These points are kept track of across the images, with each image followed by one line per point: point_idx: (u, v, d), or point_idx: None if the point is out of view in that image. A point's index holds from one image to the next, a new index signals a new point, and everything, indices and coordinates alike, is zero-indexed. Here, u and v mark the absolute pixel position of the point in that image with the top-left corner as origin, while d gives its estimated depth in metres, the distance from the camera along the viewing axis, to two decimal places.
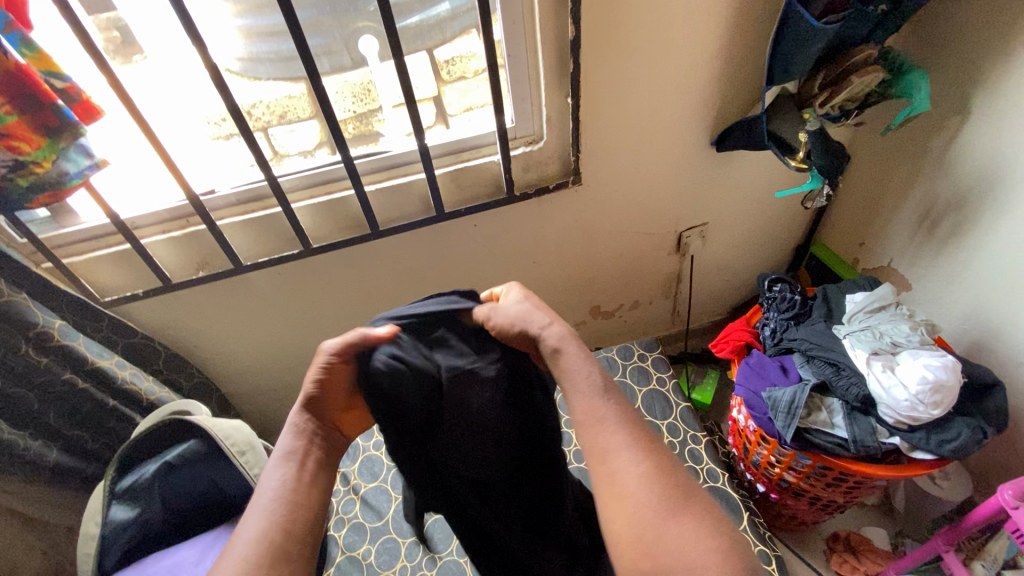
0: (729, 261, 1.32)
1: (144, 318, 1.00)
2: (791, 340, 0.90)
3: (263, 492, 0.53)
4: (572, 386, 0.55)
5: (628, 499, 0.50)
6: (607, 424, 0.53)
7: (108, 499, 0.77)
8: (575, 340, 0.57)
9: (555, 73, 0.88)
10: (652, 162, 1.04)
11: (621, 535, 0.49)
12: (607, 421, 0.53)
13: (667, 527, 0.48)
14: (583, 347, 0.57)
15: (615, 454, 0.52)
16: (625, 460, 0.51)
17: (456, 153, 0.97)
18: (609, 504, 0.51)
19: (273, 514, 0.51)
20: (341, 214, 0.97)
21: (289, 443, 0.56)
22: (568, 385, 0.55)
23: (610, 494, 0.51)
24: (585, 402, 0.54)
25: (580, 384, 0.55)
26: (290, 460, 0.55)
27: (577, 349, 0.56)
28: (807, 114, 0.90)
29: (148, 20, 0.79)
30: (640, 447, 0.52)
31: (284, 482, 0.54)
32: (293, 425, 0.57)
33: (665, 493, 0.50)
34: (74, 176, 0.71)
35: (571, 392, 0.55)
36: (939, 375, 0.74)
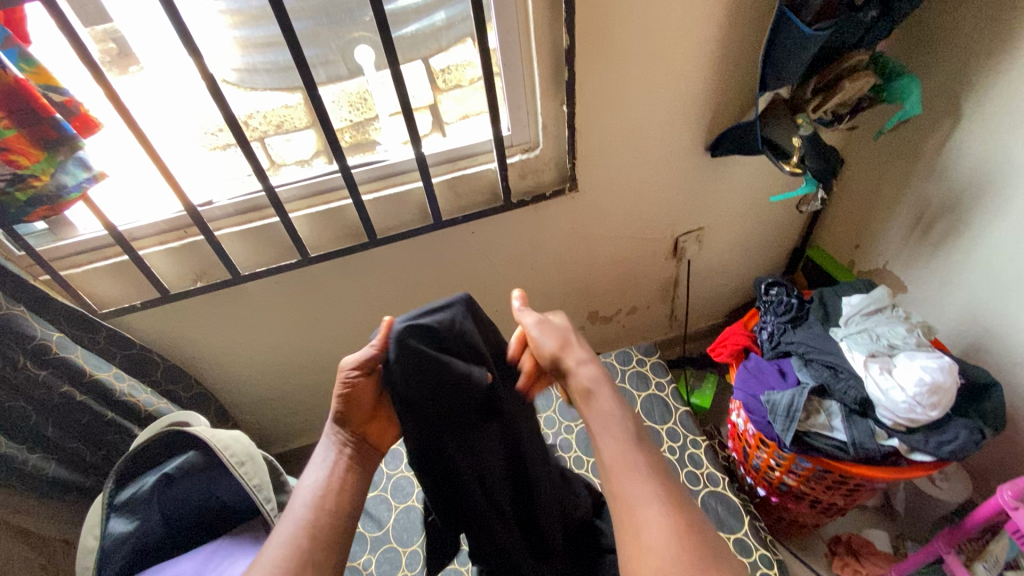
0: (726, 265, 1.32)
1: (142, 329, 1.00)
2: (788, 343, 0.91)
3: (303, 495, 0.60)
4: (601, 429, 0.58)
5: (654, 551, 0.49)
6: (632, 474, 0.54)
7: (107, 512, 0.77)
8: (608, 383, 0.60)
9: (550, 81, 0.89)
10: (648, 167, 1.05)
11: None
12: (633, 470, 0.55)
13: None
14: (616, 391, 0.60)
15: (641, 505, 0.52)
16: (649, 508, 0.52)
17: (453, 161, 0.98)
18: (633, 555, 0.51)
19: (304, 522, 0.57)
20: (339, 223, 0.98)
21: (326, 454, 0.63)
22: (597, 426, 0.58)
23: (634, 545, 0.51)
24: (612, 447, 0.56)
25: (610, 433, 0.57)
26: (327, 468, 0.62)
27: (609, 392, 0.59)
28: (800, 118, 0.91)
29: (145, 33, 0.80)
30: (668, 501, 0.52)
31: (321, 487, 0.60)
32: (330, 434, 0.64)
33: (689, 541, 0.50)
34: (72, 189, 0.71)
35: (599, 436, 0.57)
36: (937, 377, 0.74)
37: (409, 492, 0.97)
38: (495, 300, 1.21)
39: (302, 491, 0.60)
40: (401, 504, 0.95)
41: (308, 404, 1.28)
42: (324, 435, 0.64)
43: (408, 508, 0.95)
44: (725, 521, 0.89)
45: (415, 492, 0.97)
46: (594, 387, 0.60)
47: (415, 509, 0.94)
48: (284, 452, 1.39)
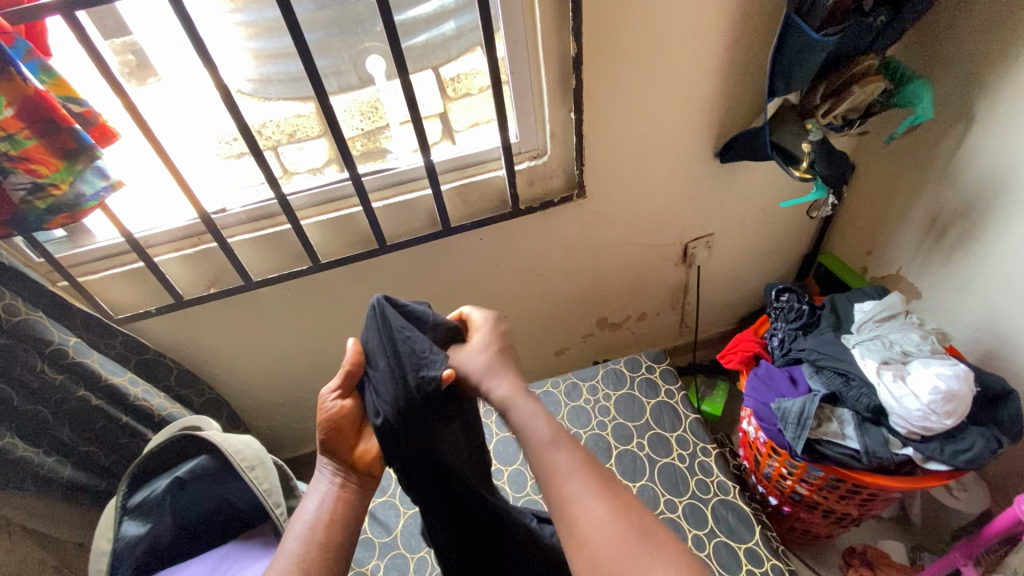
0: (736, 271, 1.31)
1: (156, 335, 1.02)
2: (799, 350, 0.90)
3: (297, 525, 0.60)
4: (532, 414, 0.57)
5: (592, 535, 0.49)
6: (572, 456, 0.54)
7: (119, 515, 0.78)
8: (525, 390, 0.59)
9: (558, 89, 0.89)
10: (656, 174, 1.05)
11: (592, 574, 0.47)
12: (565, 456, 0.54)
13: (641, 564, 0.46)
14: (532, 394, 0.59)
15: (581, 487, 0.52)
16: (582, 489, 0.51)
17: (462, 168, 0.99)
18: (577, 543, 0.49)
19: (296, 555, 0.57)
20: (349, 230, 0.99)
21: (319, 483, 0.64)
22: (527, 431, 0.56)
23: (576, 531, 0.50)
24: (549, 430, 0.55)
25: (536, 421, 0.56)
26: (322, 496, 0.63)
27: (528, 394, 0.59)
28: (809, 124, 0.91)
29: (162, 44, 0.82)
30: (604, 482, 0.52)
31: (315, 517, 0.61)
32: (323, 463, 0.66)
33: (625, 523, 0.49)
34: (90, 197, 0.73)
35: (531, 419, 0.56)
36: (951, 385, 0.73)
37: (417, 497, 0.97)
38: (503, 306, 1.21)
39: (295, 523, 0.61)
40: (410, 510, 0.95)
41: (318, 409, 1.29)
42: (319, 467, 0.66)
43: (416, 513, 0.95)
44: (736, 530, 0.87)
45: None
46: (510, 402, 0.58)
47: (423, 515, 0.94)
48: (294, 458, 1.40)
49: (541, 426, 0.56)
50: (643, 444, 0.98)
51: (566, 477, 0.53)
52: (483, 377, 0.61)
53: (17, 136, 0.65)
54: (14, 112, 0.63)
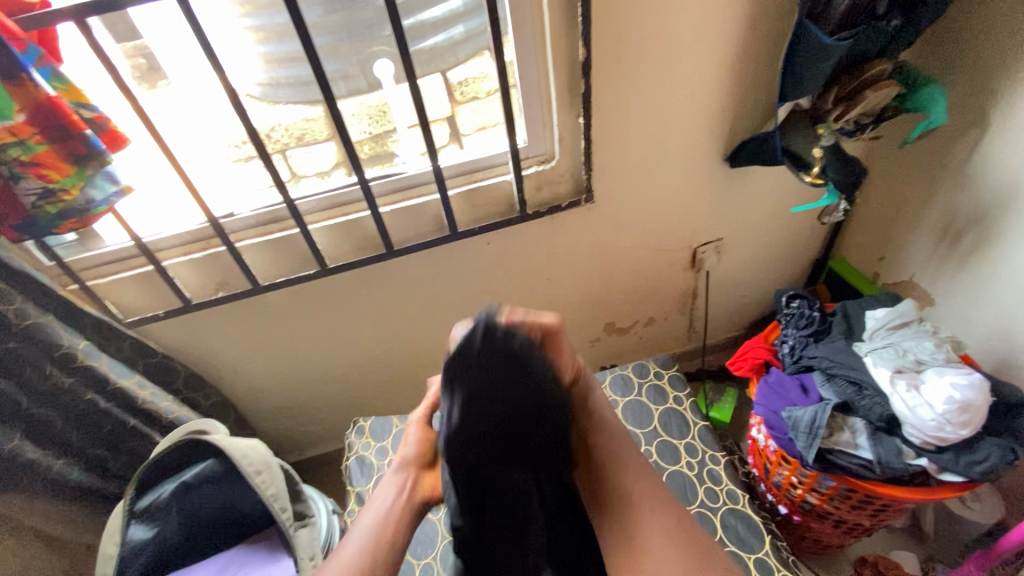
0: (745, 276, 1.30)
1: (165, 338, 1.02)
2: (811, 357, 0.88)
3: (366, 526, 0.68)
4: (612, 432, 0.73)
5: (647, 550, 0.62)
6: (636, 483, 0.68)
7: (127, 518, 0.79)
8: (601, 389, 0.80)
9: (566, 94, 0.89)
10: (665, 179, 1.04)
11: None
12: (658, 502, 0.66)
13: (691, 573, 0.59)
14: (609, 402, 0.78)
15: (646, 506, 0.65)
16: (648, 509, 0.65)
17: (469, 173, 0.98)
18: (633, 556, 0.62)
19: (362, 554, 0.63)
20: (356, 235, 0.99)
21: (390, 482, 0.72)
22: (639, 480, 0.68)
23: (632, 547, 0.62)
24: (625, 453, 0.71)
25: (621, 442, 0.72)
26: (392, 498, 0.70)
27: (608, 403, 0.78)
28: (820, 128, 0.90)
29: (171, 48, 0.82)
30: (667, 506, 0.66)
31: (384, 513, 0.68)
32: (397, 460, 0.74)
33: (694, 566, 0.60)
34: (100, 202, 0.73)
35: (610, 441, 0.72)
36: (967, 395, 0.71)
37: None
38: None
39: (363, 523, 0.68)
40: None
41: (324, 413, 1.29)
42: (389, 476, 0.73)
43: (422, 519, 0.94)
44: (745, 539, 0.87)
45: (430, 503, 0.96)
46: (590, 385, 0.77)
47: (429, 521, 0.94)
48: (300, 461, 1.41)
49: (627, 452, 0.71)
50: (651, 451, 0.98)
51: (650, 512, 0.65)
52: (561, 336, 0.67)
53: (28, 142, 0.66)
54: (26, 117, 0.64)
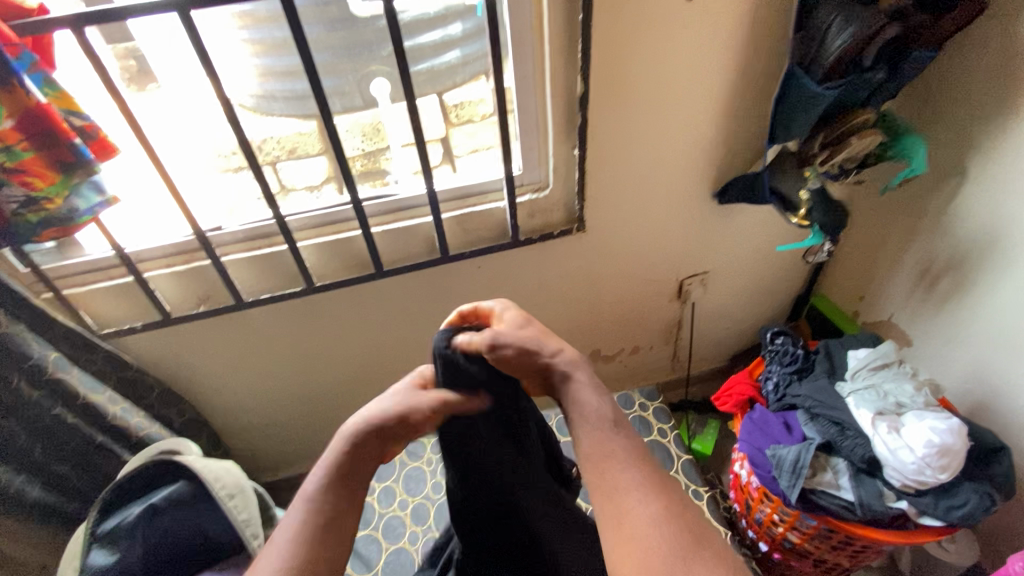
0: (730, 310, 1.32)
1: (141, 351, 0.99)
2: (794, 396, 0.89)
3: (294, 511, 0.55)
4: (581, 414, 0.54)
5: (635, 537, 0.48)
6: (619, 459, 0.52)
7: (87, 543, 0.75)
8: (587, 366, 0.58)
9: (562, 125, 0.90)
10: (656, 211, 1.06)
11: None
12: (608, 430, 0.54)
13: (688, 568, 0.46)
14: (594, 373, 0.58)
15: (626, 491, 0.50)
16: (626, 468, 0.52)
17: (463, 197, 0.98)
18: (618, 547, 0.49)
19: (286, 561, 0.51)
20: (346, 253, 0.98)
21: (332, 460, 0.56)
22: (576, 414, 0.55)
23: (617, 530, 0.49)
24: (594, 434, 0.53)
25: (588, 412, 0.54)
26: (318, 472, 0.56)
27: (588, 374, 0.57)
28: (808, 170, 0.92)
29: (161, 54, 0.82)
30: (654, 486, 0.51)
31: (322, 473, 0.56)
32: (326, 461, 0.57)
33: (673, 520, 0.49)
34: (84, 211, 0.72)
35: (580, 422, 0.54)
36: (946, 439, 0.72)
37: (401, 532, 0.94)
38: None
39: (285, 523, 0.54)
40: (393, 545, 0.92)
41: (302, 433, 1.26)
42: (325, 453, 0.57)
43: (400, 549, 0.92)
44: None
45: (408, 532, 0.93)
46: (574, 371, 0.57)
47: (406, 551, 0.91)
48: (273, 482, 1.36)
49: (593, 411, 0.54)
50: None
51: (603, 451, 0.53)
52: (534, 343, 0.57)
53: (15, 148, 0.64)
54: (13, 124, 0.63)
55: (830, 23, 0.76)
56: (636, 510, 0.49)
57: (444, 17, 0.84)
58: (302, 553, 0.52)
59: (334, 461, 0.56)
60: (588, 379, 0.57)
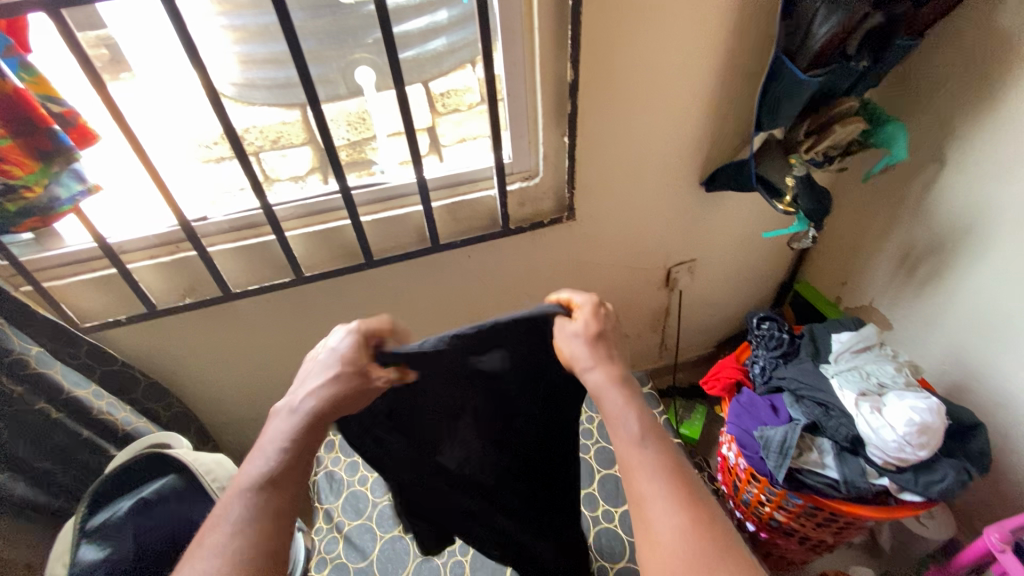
0: (716, 296, 1.34)
1: (124, 344, 0.97)
2: (780, 378, 0.91)
3: (255, 465, 0.51)
4: (614, 432, 0.54)
5: (661, 544, 0.47)
6: (646, 471, 0.51)
7: (77, 538, 0.74)
8: (622, 384, 0.56)
9: (552, 114, 0.91)
10: (643, 199, 1.07)
11: None
12: (639, 445, 0.52)
13: None
14: (630, 389, 0.55)
15: (652, 501, 0.49)
16: (653, 481, 0.50)
17: (454, 185, 0.98)
18: (645, 548, 0.48)
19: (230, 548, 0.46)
20: (335, 243, 0.97)
21: (301, 424, 0.53)
22: (610, 425, 0.54)
23: (646, 539, 0.49)
24: (624, 443, 0.53)
25: (623, 423, 0.53)
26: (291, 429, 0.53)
27: (623, 393, 0.55)
28: (792, 158, 0.94)
29: (134, 39, 0.79)
30: (679, 497, 0.49)
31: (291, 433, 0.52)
32: (293, 424, 0.53)
33: (700, 528, 0.47)
34: (65, 201, 0.70)
35: (615, 438, 0.54)
36: (925, 418, 0.75)
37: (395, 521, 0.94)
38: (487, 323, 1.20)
39: (243, 484, 0.50)
40: (386, 534, 0.92)
41: None
42: (280, 432, 0.53)
43: (394, 537, 0.92)
44: None
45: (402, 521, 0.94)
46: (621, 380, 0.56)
47: (401, 540, 0.91)
48: None
49: (630, 421, 0.53)
50: None
51: (638, 466, 0.51)
52: (581, 360, 0.58)
53: None
54: None
55: (816, 10, 0.77)
56: (659, 520, 0.48)
57: (432, 3, 0.83)
58: (248, 523, 0.48)
59: (289, 437, 0.52)
60: (620, 400, 0.54)
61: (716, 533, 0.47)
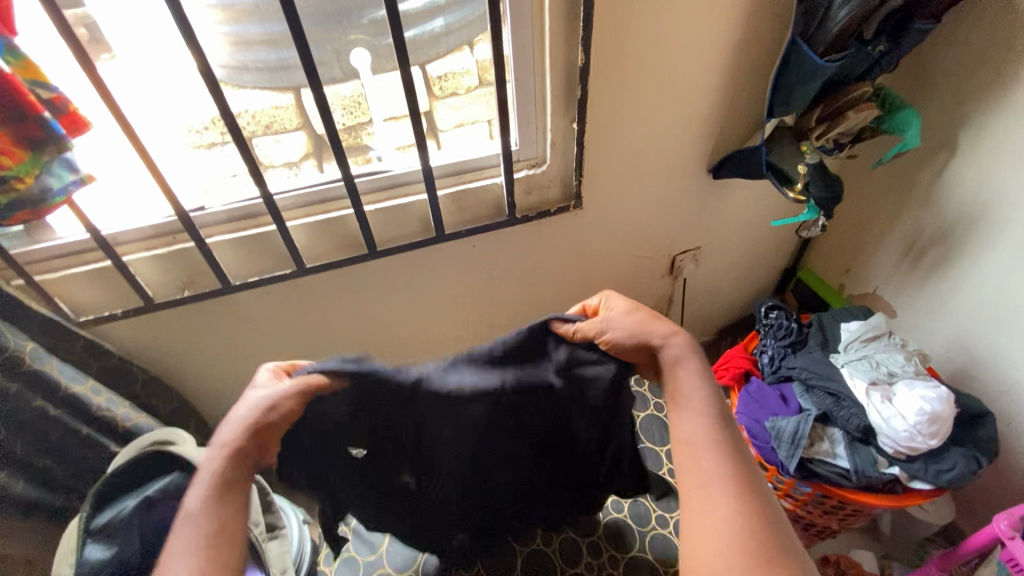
0: (720, 283, 1.33)
1: (122, 338, 0.95)
2: (789, 368, 0.91)
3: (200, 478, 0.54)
4: (688, 403, 0.58)
5: (717, 528, 0.51)
6: (710, 450, 0.55)
7: (81, 539, 0.71)
8: (694, 355, 0.60)
9: (561, 99, 0.88)
10: (650, 187, 1.05)
11: (701, 564, 0.50)
12: (703, 422, 0.56)
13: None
14: (700, 362, 0.60)
15: (713, 484, 0.53)
16: (712, 463, 0.54)
17: (459, 173, 0.95)
18: (695, 531, 0.52)
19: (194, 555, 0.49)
20: (337, 233, 0.94)
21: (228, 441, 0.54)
22: (681, 400, 0.58)
23: (698, 523, 0.52)
24: (690, 421, 0.57)
25: (694, 397, 0.57)
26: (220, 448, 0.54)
27: (696, 363, 0.59)
28: (804, 146, 0.92)
29: (120, 19, 0.74)
30: (743, 492, 0.52)
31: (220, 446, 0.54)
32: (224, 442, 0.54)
33: (756, 522, 0.51)
34: (57, 191, 0.67)
35: (684, 410, 0.58)
36: (936, 407, 0.75)
37: None
38: (491, 313, 1.19)
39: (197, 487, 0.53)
40: None
41: None
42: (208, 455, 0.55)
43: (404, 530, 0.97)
44: None
45: None
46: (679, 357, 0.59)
47: None
48: None
49: (700, 396, 0.57)
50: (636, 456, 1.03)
51: (697, 444, 0.56)
52: (644, 334, 0.60)
53: None
54: None
55: None
56: (719, 510, 0.51)
57: None
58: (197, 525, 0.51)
59: (220, 468, 0.54)
60: (694, 374, 0.58)
61: (770, 530, 0.50)
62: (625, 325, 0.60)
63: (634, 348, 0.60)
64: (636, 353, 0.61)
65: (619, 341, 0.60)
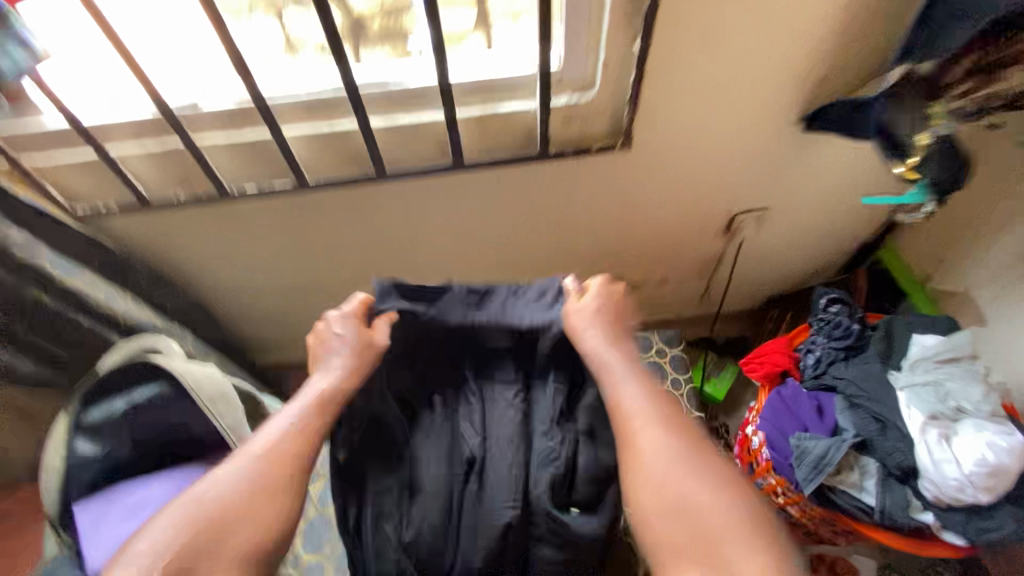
0: (782, 251, 1.15)
1: (125, 232, 0.92)
2: (835, 377, 0.78)
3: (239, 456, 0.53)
4: (626, 376, 0.59)
5: (651, 469, 0.51)
6: (652, 416, 0.55)
7: (71, 433, 0.72)
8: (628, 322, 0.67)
9: (622, 9, 0.69)
10: (719, 131, 0.86)
11: (657, 514, 0.49)
12: (640, 386, 0.57)
13: (704, 500, 0.48)
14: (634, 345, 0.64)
15: (652, 437, 0.53)
16: (652, 421, 0.54)
17: (486, 92, 0.79)
18: (636, 482, 0.51)
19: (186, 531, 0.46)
20: (343, 148, 0.83)
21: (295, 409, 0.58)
22: (614, 372, 0.59)
23: (638, 475, 0.52)
24: (630, 387, 0.57)
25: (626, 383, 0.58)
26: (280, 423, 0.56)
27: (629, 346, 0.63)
28: (935, 107, 0.70)
29: None
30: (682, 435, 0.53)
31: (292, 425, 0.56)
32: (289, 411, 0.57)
33: (695, 459, 0.51)
34: (9, 70, 0.61)
35: (623, 386, 0.58)
36: (1002, 460, 0.63)
37: None
38: (513, 254, 1.07)
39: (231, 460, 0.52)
40: None
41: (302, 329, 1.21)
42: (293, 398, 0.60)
43: None
44: None
45: None
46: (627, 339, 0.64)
47: None
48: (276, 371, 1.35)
49: (627, 366, 0.60)
50: None
51: (635, 401, 0.56)
52: (615, 348, 0.62)
53: None
54: None
55: None
56: (653, 449, 0.52)
57: None
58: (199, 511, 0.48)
59: (279, 429, 0.55)
60: (625, 347, 0.62)
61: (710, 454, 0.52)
62: (602, 312, 0.64)
63: (605, 309, 0.65)
64: (613, 329, 0.64)
65: (599, 305, 0.65)
